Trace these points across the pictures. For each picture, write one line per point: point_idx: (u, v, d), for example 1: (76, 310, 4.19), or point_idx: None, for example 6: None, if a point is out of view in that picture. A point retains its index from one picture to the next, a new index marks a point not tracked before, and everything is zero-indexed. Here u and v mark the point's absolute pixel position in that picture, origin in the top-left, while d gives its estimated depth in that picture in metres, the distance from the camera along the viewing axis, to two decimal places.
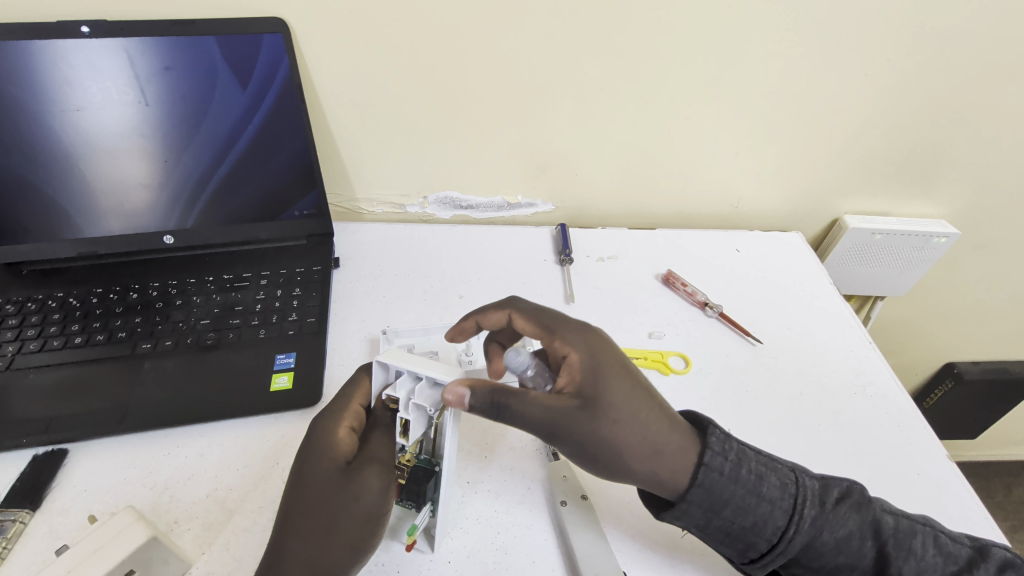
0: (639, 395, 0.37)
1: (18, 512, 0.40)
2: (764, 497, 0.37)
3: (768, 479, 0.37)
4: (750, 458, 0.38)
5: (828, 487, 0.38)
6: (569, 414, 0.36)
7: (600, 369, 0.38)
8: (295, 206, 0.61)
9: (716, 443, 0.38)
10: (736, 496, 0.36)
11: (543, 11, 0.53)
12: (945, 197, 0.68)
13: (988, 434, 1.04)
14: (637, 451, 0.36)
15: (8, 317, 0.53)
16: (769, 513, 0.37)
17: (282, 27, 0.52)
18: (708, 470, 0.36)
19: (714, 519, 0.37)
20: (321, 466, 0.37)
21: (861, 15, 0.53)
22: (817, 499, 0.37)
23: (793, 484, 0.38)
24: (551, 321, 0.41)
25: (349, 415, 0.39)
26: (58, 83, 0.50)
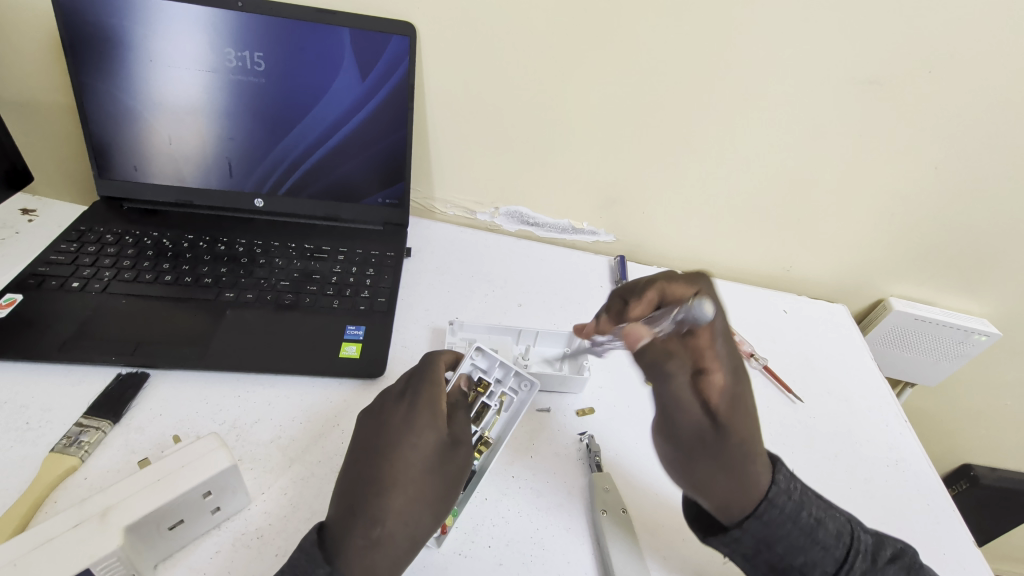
0: (749, 437, 0.42)
1: (101, 422, 0.43)
2: (819, 541, 0.38)
3: (826, 525, 0.39)
4: (812, 501, 0.40)
5: (884, 546, 0.39)
6: (701, 428, 0.42)
7: (737, 402, 0.43)
8: (381, 194, 0.65)
9: (783, 480, 0.40)
10: (791, 534, 0.38)
11: (649, 59, 0.57)
12: (992, 298, 0.70)
13: (994, 546, 1.03)
14: (726, 476, 0.40)
15: (107, 245, 0.57)
16: (820, 557, 0.38)
17: (411, 33, 0.57)
18: (770, 505, 0.39)
19: (764, 552, 0.39)
20: (421, 437, 0.38)
21: (942, 114, 0.56)
22: (869, 555, 0.39)
23: (849, 535, 0.39)
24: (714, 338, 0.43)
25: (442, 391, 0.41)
26: (204, 45, 0.55)
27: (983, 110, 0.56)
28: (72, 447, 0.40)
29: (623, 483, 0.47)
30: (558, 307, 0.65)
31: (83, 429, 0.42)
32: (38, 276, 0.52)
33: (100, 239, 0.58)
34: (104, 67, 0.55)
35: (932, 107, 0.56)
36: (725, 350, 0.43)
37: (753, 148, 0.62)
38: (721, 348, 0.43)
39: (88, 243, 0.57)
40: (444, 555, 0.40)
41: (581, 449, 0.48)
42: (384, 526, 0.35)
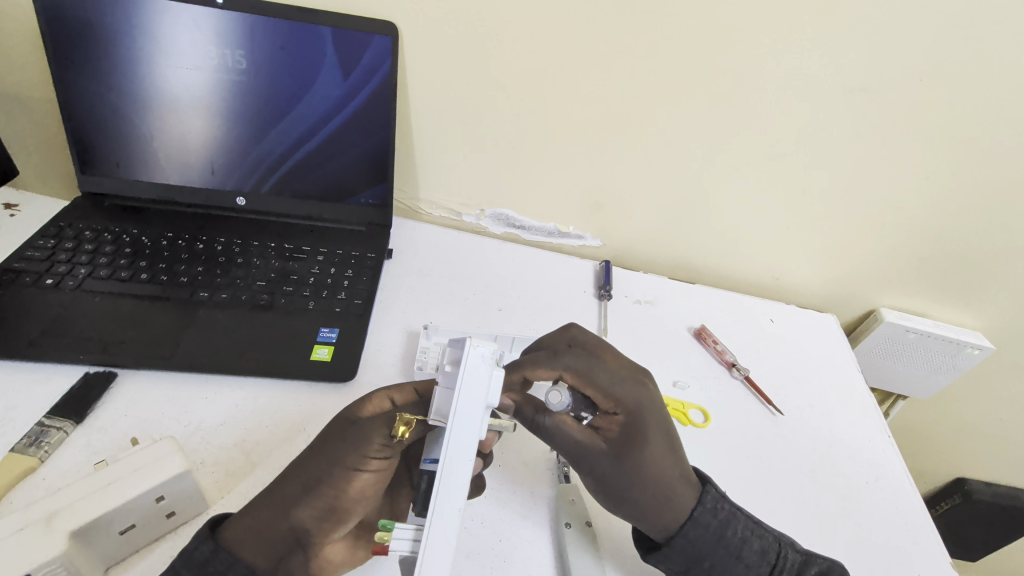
0: (667, 454, 0.43)
1: (64, 422, 0.43)
2: (743, 559, 0.40)
3: (750, 543, 0.41)
4: (739, 520, 0.42)
5: (808, 562, 0.41)
6: (599, 455, 0.42)
7: (639, 421, 0.43)
8: (363, 194, 0.64)
9: (709, 501, 0.42)
10: (715, 552, 0.40)
11: (634, 63, 0.56)
12: (986, 310, 0.69)
13: (988, 561, 1.01)
14: (648, 497, 0.41)
15: (85, 242, 0.57)
16: (743, 574, 0.40)
17: (392, 32, 0.56)
18: (695, 524, 0.41)
19: (692, 568, 0.41)
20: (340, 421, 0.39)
21: (934, 123, 0.55)
22: (793, 571, 0.41)
23: (773, 552, 0.41)
24: (606, 376, 0.44)
25: (399, 390, 0.40)
26: (183, 42, 0.54)
27: (975, 120, 0.54)
28: (31, 447, 0.41)
29: (590, 496, 0.46)
30: (539, 312, 0.64)
31: (45, 429, 0.42)
32: (13, 272, 0.52)
33: (78, 235, 0.58)
34: (84, 62, 0.55)
35: (923, 116, 0.55)
36: (620, 384, 0.44)
37: (740, 155, 0.61)
38: (614, 385, 0.44)
39: (65, 240, 0.57)
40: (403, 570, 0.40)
41: (550, 461, 0.48)
42: (306, 537, 0.37)
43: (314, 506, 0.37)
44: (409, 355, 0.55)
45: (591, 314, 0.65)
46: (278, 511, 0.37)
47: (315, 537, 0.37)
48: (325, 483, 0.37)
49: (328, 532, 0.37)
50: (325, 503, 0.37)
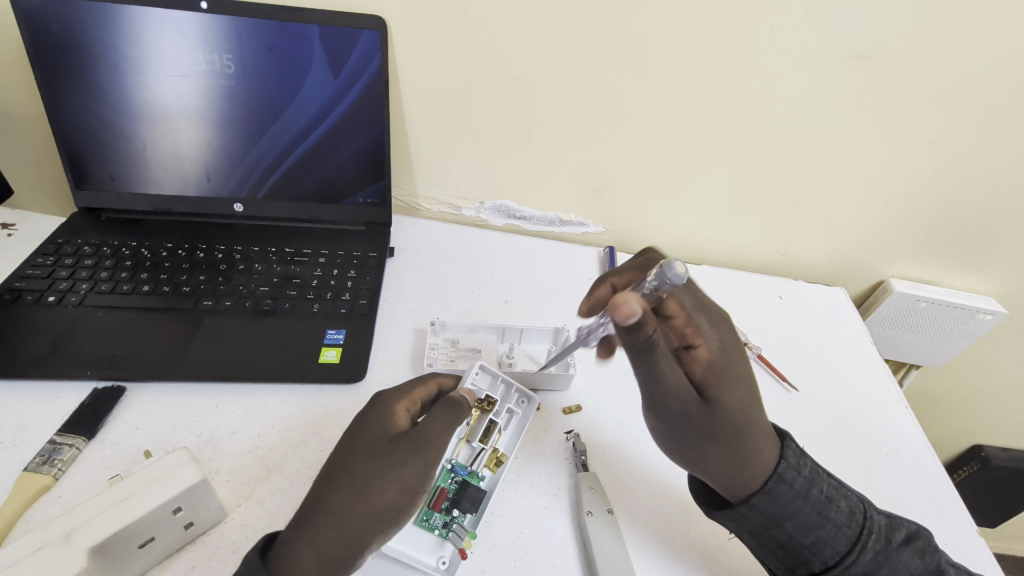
0: (751, 398, 0.41)
1: (75, 438, 0.42)
2: (830, 520, 0.39)
3: (838, 503, 0.40)
4: (824, 480, 0.40)
5: (895, 526, 0.40)
6: (694, 404, 0.40)
7: (726, 367, 0.42)
8: (361, 193, 0.64)
9: (796, 459, 0.41)
10: (802, 511, 0.39)
11: (628, 44, 0.55)
12: (998, 275, 0.68)
13: (1007, 526, 1.01)
14: (738, 446, 0.39)
15: (85, 257, 0.57)
16: (831, 536, 0.39)
17: (381, 27, 0.55)
18: (779, 480, 0.39)
19: (772, 529, 0.39)
20: (376, 431, 0.39)
21: (938, 87, 0.54)
22: (884, 536, 0.39)
23: (861, 514, 0.40)
24: (689, 304, 0.44)
25: (407, 399, 0.42)
26: (169, 48, 0.53)
27: (979, 82, 0.53)
28: (45, 465, 0.40)
29: (608, 481, 0.46)
30: (545, 302, 0.64)
31: (57, 446, 0.42)
32: (14, 291, 0.52)
33: (77, 251, 0.57)
34: (72, 76, 0.54)
35: (926, 80, 0.54)
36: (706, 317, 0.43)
37: (741, 131, 0.60)
38: (700, 318, 0.43)
39: (64, 256, 0.56)
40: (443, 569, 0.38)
41: (568, 449, 0.47)
42: (357, 539, 0.35)
43: (369, 503, 0.36)
44: (418, 352, 0.55)
45: None
46: (329, 514, 0.35)
47: (364, 536, 0.35)
48: (377, 480, 0.36)
49: (378, 526, 0.36)
50: (384, 497, 0.36)
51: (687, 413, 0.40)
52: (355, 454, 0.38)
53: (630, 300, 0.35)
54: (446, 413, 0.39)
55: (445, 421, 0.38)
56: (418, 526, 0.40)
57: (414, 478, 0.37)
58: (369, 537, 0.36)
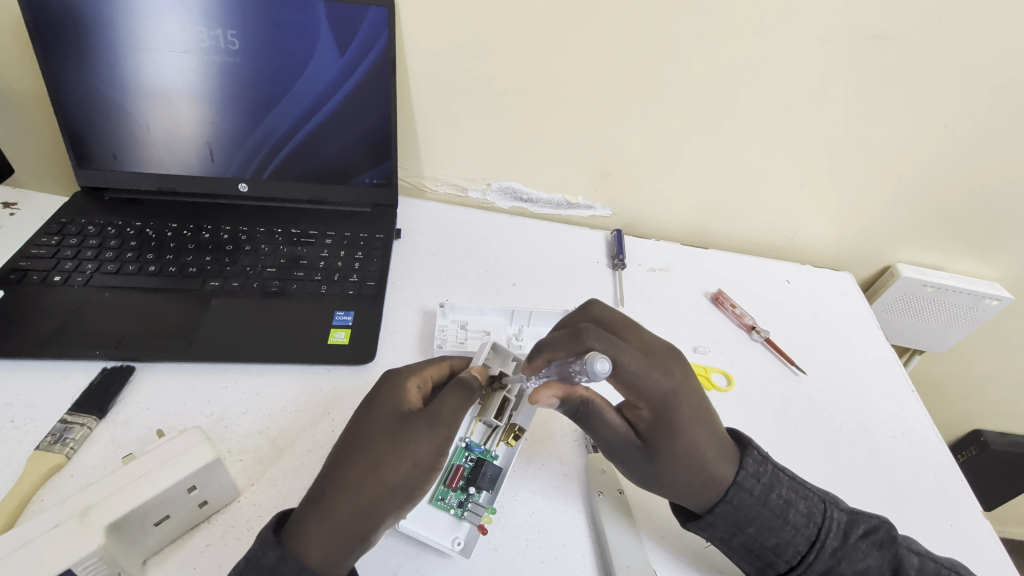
0: (704, 429, 0.40)
1: (86, 418, 0.42)
2: (789, 521, 0.38)
3: (796, 505, 0.39)
4: (782, 483, 0.39)
5: (855, 521, 0.39)
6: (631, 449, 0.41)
7: (669, 415, 0.41)
8: (367, 173, 0.63)
9: (750, 464, 0.40)
10: (761, 516, 0.38)
11: (641, 22, 0.54)
12: (1005, 261, 0.68)
13: (1002, 509, 1.03)
14: (684, 481, 0.39)
15: (89, 237, 0.56)
16: (791, 538, 0.38)
17: (388, 3, 0.54)
18: (739, 489, 0.39)
19: (738, 535, 0.38)
20: (388, 409, 0.39)
21: (953, 69, 0.53)
22: (842, 532, 0.38)
23: (820, 513, 0.39)
24: (630, 371, 0.40)
25: (416, 377, 0.42)
26: (171, 23, 0.52)
27: (997, 63, 0.52)
28: (57, 444, 0.40)
29: None
30: (553, 285, 0.63)
31: (68, 425, 0.42)
32: (19, 271, 0.51)
33: (82, 231, 0.57)
34: (73, 52, 0.53)
35: (943, 62, 0.53)
36: (644, 380, 0.40)
37: (753, 113, 0.59)
38: (639, 381, 0.40)
39: (69, 236, 0.56)
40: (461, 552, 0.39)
41: (579, 431, 0.47)
42: (371, 515, 0.35)
43: (382, 481, 0.36)
44: (427, 334, 0.54)
45: (606, 283, 0.64)
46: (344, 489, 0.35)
47: (378, 512, 0.35)
48: (390, 456, 0.36)
49: (390, 503, 0.36)
50: (396, 474, 0.36)
51: (632, 461, 0.41)
52: (368, 432, 0.38)
53: (541, 395, 0.40)
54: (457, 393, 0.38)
55: (457, 398, 0.38)
56: (433, 505, 0.41)
57: (426, 455, 0.37)
58: (382, 513, 0.35)
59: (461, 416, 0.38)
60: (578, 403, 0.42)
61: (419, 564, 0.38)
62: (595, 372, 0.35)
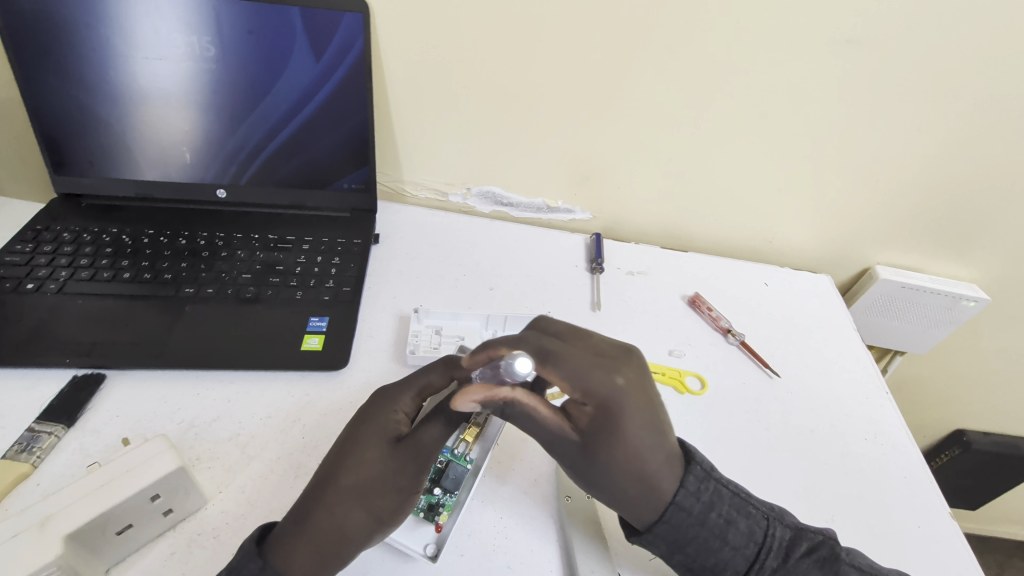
0: (651, 437, 0.38)
1: (55, 426, 0.42)
2: (729, 541, 0.38)
3: (736, 525, 0.38)
4: (723, 501, 0.39)
5: (797, 539, 0.39)
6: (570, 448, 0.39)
7: (614, 417, 0.38)
8: (345, 179, 0.63)
9: (692, 483, 0.38)
10: (700, 536, 0.38)
11: (614, 28, 0.54)
12: (982, 263, 0.68)
13: (987, 507, 1.04)
14: (622, 486, 0.38)
15: (64, 244, 0.56)
16: (730, 557, 0.38)
17: (363, 9, 0.54)
18: (677, 509, 0.38)
19: (677, 554, 0.38)
20: (377, 437, 0.39)
21: (924, 73, 0.54)
22: (783, 551, 0.38)
23: (761, 532, 0.38)
24: (573, 369, 0.38)
25: (408, 402, 0.41)
26: (144, 30, 0.52)
27: (968, 66, 0.52)
28: (24, 453, 0.41)
29: None
30: (531, 289, 0.63)
31: (36, 434, 0.42)
32: None
33: (57, 238, 0.57)
34: (47, 60, 0.53)
35: (914, 66, 0.53)
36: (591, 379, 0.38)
37: (728, 116, 0.59)
38: (583, 379, 0.38)
39: (44, 243, 0.56)
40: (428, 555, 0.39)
41: None
42: (354, 541, 0.36)
43: (367, 507, 0.36)
44: (402, 339, 0.54)
45: (584, 287, 0.65)
46: (328, 513, 0.36)
47: (362, 539, 0.36)
48: (379, 486, 0.37)
49: (373, 532, 0.37)
50: (383, 505, 0.37)
51: (571, 459, 0.39)
52: (352, 460, 0.38)
53: (462, 400, 0.37)
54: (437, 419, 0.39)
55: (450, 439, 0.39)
56: None
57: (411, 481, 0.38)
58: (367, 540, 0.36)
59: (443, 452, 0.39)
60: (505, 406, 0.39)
61: (383, 571, 0.38)
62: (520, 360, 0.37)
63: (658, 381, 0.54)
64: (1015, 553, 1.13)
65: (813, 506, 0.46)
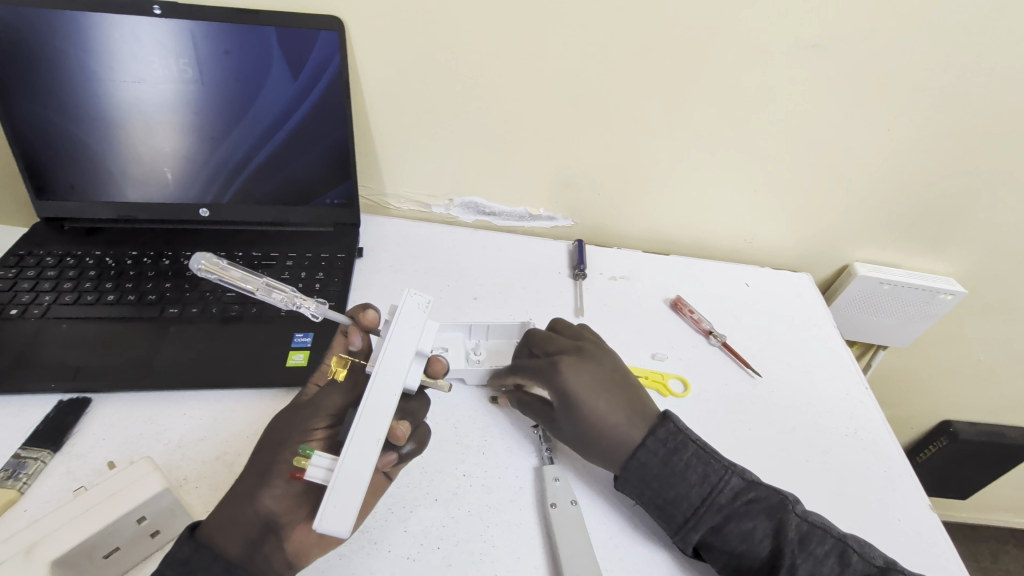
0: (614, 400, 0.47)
1: (40, 452, 0.43)
2: (687, 480, 0.42)
3: (695, 468, 0.43)
4: (688, 449, 0.43)
5: (750, 488, 0.42)
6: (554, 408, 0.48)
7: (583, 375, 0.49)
8: (328, 194, 0.63)
9: (662, 431, 0.44)
10: (661, 472, 0.43)
11: (587, 39, 0.55)
12: (957, 256, 0.69)
13: (977, 495, 1.05)
14: (600, 434, 0.45)
15: (47, 268, 0.56)
16: (686, 493, 0.42)
17: (338, 27, 0.55)
18: (645, 450, 0.43)
19: (643, 488, 0.43)
20: (285, 410, 0.42)
21: (888, 74, 0.55)
22: (734, 493, 0.42)
23: (717, 476, 0.42)
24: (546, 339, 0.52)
25: (317, 374, 0.44)
26: (123, 54, 0.53)
27: (932, 65, 0.54)
28: (10, 480, 0.41)
29: (575, 472, 0.47)
30: (514, 297, 0.64)
31: (22, 460, 0.42)
32: None
33: (40, 262, 0.57)
34: (26, 86, 0.53)
35: (879, 67, 0.54)
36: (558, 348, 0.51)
37: (701, 121, 0.60)
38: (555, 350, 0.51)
39: (27, 268, 0.56)
40: (414, 567, 0.39)
41: (534, 443, 0.48)
42: (276, 521, 0.37)
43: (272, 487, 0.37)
44: None
45: (567, 293, 0.65)
46: (241, 500, 0.37)
47: (285, 519, 0.37)
48: (280, 465, 0.38)
49: (296, 511, 0.37)
50: (285, 483, 0.37)
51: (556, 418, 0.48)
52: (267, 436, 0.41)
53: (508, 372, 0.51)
54: (337, 391, 0.42)
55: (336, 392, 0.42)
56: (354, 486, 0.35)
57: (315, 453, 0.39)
58: (291, 521, 0.37)
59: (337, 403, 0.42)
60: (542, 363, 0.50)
61: None
62: (399, 302, 0.38)
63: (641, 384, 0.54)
64: (1007, 540, 1.14)
65: None
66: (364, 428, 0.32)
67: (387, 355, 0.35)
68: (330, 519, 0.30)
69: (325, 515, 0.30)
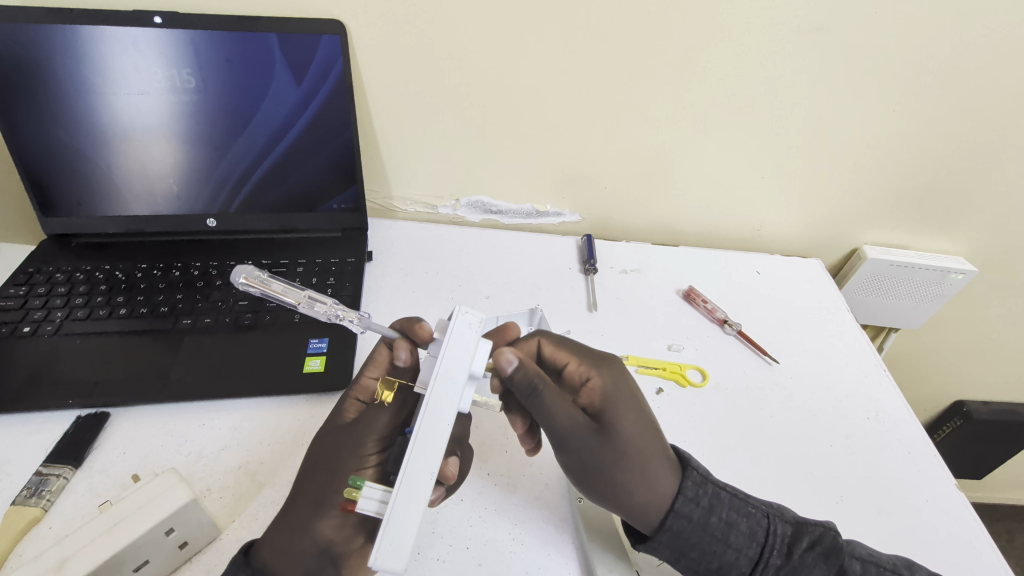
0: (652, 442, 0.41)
1: (62, 468, 0.42)
2: (731, 545, 0.38)
3: (736, 527, 0.39)
4: (723, 504, 0.39)
5: (800, 534, 0.39)
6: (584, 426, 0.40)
7: (618, 398, 0.43)
8: (334, 200, 0.63)
9: (690, 489, 0.39)
10: (702, 542, 0.38)
11: (589, 31, 0.55)
12: (967, 236, 0.69)
13: (992, 474, 1.05)
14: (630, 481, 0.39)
15: (58, 284, 0.56)
16: (734, 559, 0.39)
17: (339, 30, 0.54)
18: (677, 516, 0.38)
19: (682, 559, 0.39)
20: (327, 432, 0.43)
21: (892, 54, 0.55)
22: (784, 548, 0.39)
23: (762, 532, 0.39)
24: (579, 350, 0.47)
25: (360, 390, 0.45)
26: (126, 67, 0.52)
27: (935, 45, 0.54)
28: (33, 498, 0.40)
29: None
30: (526, 295, 0.64)
31: (44, 477, 0.42)
32: None
33: (50, 279, 0.57)
34: (30, 101, 0.53)
35: (883, 49, 0.54)
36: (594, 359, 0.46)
37: (706, 109, 0.60)
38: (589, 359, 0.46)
39: (38, 285, 0.56)
40: (443, 568, 0.39)
41: None
42: (334, 551, 0.37)
43: (329, 515, 0.38)
44: None
45: (579, 288, 0.65)
46: (291, 525, 0.37)
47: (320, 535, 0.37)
48: (335, 493, 0.39)
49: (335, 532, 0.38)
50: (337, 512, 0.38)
51: (587, 444, 0.40)
52: (313, 462, 0.41)
53: (503, 351, 0.38)
54: (384, 413, 0.41)
55: (379, 416, 0.41)
56: None
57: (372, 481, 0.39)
58: (341, 546, 0.38)
59: (380, 424, 0.41)
60: (534, 377, 0.39)
61: None
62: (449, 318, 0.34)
63: (660, 376, 0.54)
64: None
65: (821, 491, 0.46)
66: (416, 460, 0.30)
67: (439, 376, 0.32)
68: (384, 558, 0.28)
69: (380, 553, 0.27)
